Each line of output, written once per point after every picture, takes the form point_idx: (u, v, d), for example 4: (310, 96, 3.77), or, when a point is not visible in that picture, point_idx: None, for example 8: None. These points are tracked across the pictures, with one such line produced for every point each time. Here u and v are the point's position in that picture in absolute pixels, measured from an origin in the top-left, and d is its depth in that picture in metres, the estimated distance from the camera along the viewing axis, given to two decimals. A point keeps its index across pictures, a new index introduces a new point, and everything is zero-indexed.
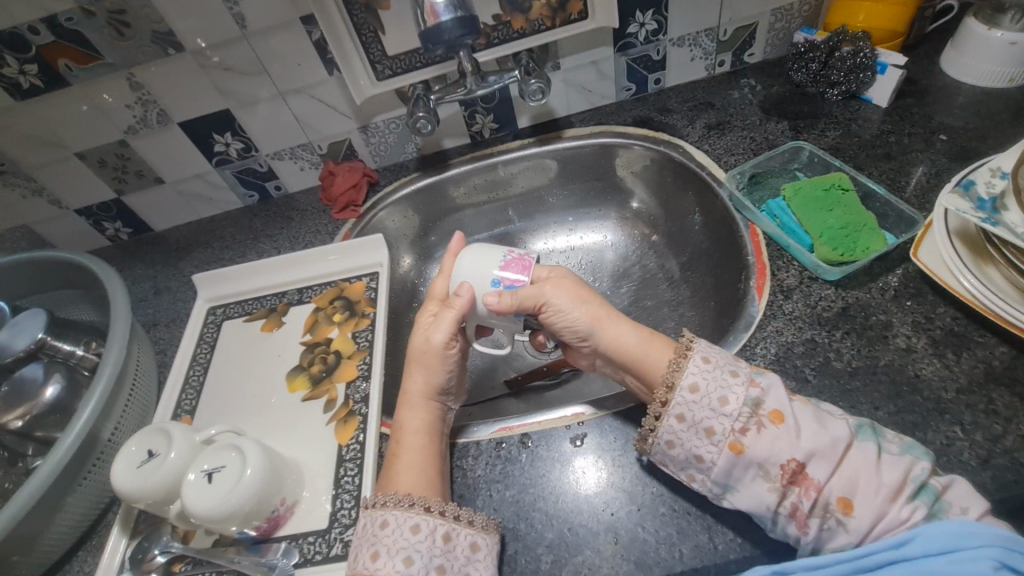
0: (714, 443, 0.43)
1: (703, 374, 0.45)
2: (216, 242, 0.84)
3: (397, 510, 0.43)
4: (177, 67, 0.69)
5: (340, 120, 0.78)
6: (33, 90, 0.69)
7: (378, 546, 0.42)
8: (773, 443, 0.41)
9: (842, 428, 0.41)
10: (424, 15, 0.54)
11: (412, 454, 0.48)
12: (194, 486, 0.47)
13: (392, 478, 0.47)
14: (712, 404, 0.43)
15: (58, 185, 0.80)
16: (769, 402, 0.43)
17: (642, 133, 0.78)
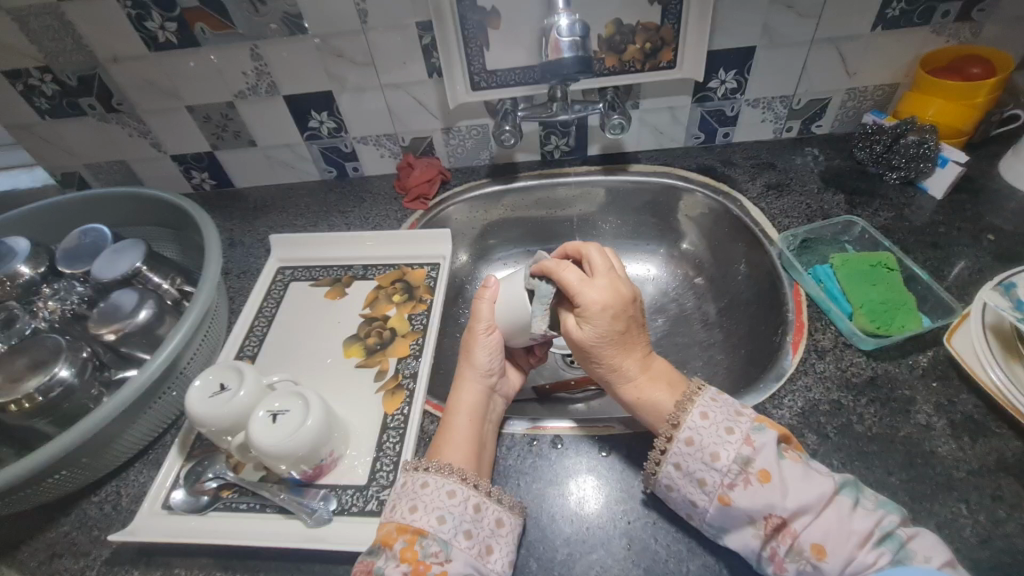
0: (705, 492, 0.46)
1: (715, 407, 0.48)
2: (291, 208, 0.90)
3: (438, 475, 0.49)
4: (297, 46, 0.76)
5: (428, 118, 0.84)
6: (166, 45, 0.76)
7: (417, 500, 0.48)
8: (757, 496, 0.44)
9: (827, 484, 0.44)
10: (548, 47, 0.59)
11: (461, 433, 0.54)
12: (261, 422, 0.52)
13: (442, 449, 0.52)
14: (705, 457, 0.46)
15: (163, 131, 0.87)
16: (757, 461, 0.45)
17: (704, 181, 0.83)
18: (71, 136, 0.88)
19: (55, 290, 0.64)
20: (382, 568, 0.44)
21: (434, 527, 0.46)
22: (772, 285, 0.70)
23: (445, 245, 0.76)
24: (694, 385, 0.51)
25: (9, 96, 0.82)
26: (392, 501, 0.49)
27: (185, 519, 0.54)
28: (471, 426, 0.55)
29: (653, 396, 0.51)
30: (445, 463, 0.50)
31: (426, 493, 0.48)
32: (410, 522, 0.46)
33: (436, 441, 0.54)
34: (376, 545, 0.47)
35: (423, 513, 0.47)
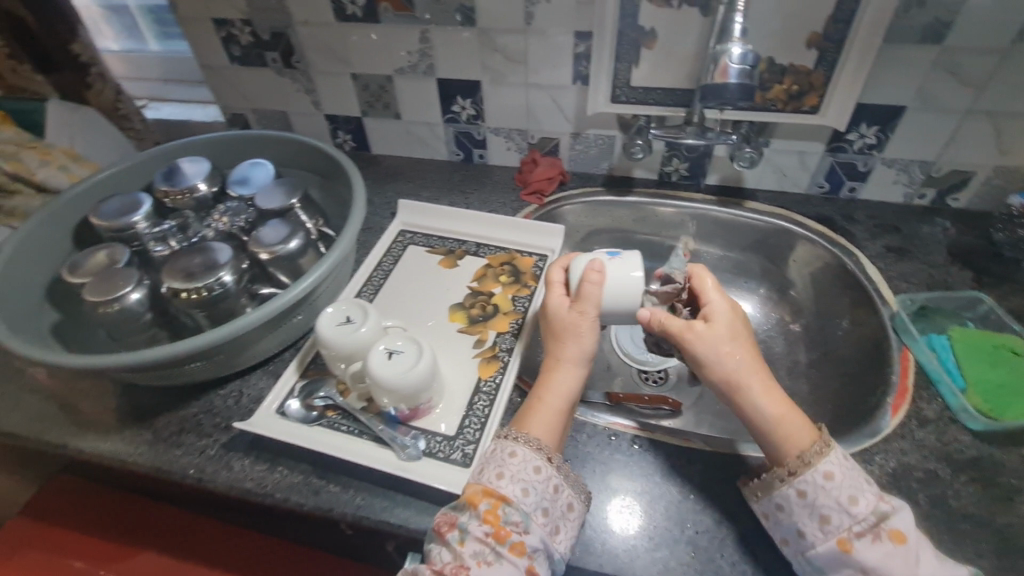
0: (824, 531, 0.47)
1: (841, 468, 0.49)
2: (418, 181, 0.98)
3: (525, 447, 0.52)
4: (462, 36, 0.83)
5: (561, 121, 0.90)
6: (351, 17, 0.85)
7: (506, 469, 0.51)
8: (886, 556, 0.45)
9: (960, 572, 0.46)
10: (715, 71, 0.61)
11: (550, 408, 0.56)
12: (379, 356, 0.58)
13: (527, 420, 0.56)
14: (843, 499, 0.47)
15: (325, 92, 0.97)
16: (895, 520, 0.46)
17: (821, 230, 0.82)
18: (250, 83, 1.00)
19: (225, 209, 0.74)
20: (466, 524, 0.49)
21: (517, 497, 0.49)
22: (878, 345, 0.69)
23: (556, 240, 0.81)
24: (824, 440, 0.50)
25: (212, 40, 0.95)
26: (481, 462, 0.53)
27: (294, 426, 0.61)
28: (561, 407, 0.57)
29: (788, 427, 0.51)
30: (531, 436, 0.54)
31: (513, 464, 0.51)
32: (496, 488, 0.50)
33: (524, 410, 0.57)
34: (460, 501, 0.51)
35: (509, 482, 0.50)
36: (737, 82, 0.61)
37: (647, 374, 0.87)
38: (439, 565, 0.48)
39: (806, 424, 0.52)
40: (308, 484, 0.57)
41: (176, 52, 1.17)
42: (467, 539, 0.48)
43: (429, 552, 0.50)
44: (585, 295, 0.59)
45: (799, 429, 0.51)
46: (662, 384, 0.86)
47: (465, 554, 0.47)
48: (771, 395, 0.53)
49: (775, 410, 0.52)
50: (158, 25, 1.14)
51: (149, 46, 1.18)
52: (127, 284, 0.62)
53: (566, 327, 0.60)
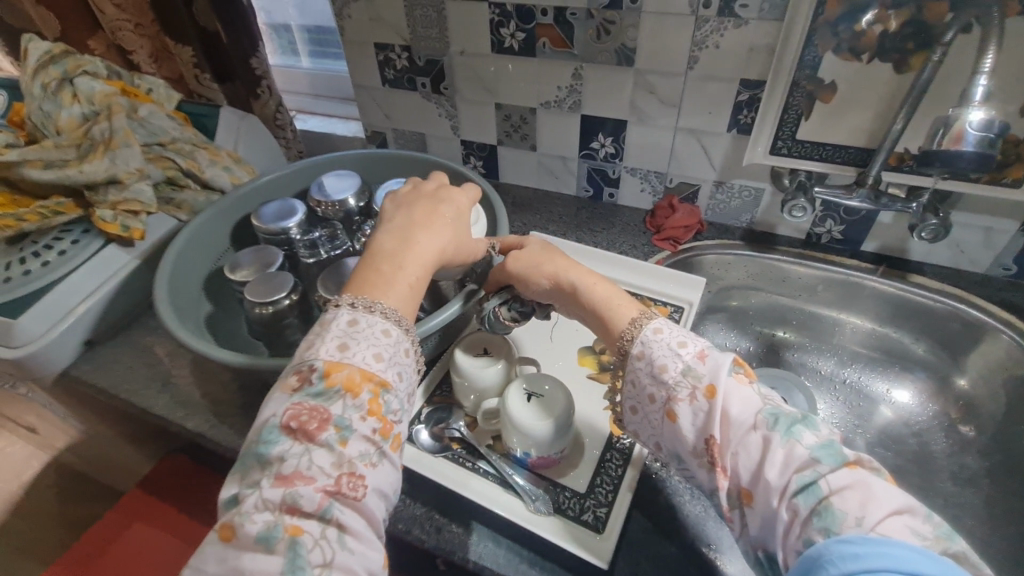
0: (658, 407, 0.47)
1: (656, 344, 0.48)
2: (544, 213, 0.97)
3: (366, 313, 0.48)
4: (616, 75, 0.82)
5: (706, 168, 0.86)
6: (507, 50, 0.87)
7: (381, 350, 0.47)
8: (696, 413, 0.45)
9: (755, 411, 0.43)
10: (947, 138, 0.56)
11: (405, 276, 0.52)
12: (516, 397, 0.56)
13: (373, 286, 0.50)
14: (653, 370, 0.48)
15: (465, 118, 1.00)
16: (706, 375, 0.45)
17: (1007, 320, 0.72)
18: (395, 104, 1.04)
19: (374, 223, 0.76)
20: (346, 420, 0.43)
21: (396, 383, 0.47)
22: None
23: (696, 293, 0.76)
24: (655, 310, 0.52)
25: (369, 62, 1.00)
26: (334, 339, 0.46)
27: (421, 456, 0.59)
28: (418, 281, 0.52)
29: (615, 304, 0.53)
30: (389, 306, 0.49)
31: (388, 344, 0.48)
32: (374, 372, 0.45)
33: (362, 273, 0.52)
34: (330, 391, 0.44)
35: (387, 365, 0.47)
36: (973, 150, 0.55)
37: None
38: (323, 477, 0.41)
39: (629, 299, 0.53)
40: (430, 519, 0.56)
41: (326, 69, 1.25)
42: (350, 439, 0.43)
43: (293, 458, 0.41)
44: (461, 199, 0.62)
45: (619, 304, 0.53)
46: None
47: (350, 456, 0.42)
48: (590, 276, 0.55)
49: (587, 283, 0.54)
50: (315, 43, 1.23)
51: (303, 63, 1.28)
52: (283, 288, 0.64)
53: (436, 208, 0.59)
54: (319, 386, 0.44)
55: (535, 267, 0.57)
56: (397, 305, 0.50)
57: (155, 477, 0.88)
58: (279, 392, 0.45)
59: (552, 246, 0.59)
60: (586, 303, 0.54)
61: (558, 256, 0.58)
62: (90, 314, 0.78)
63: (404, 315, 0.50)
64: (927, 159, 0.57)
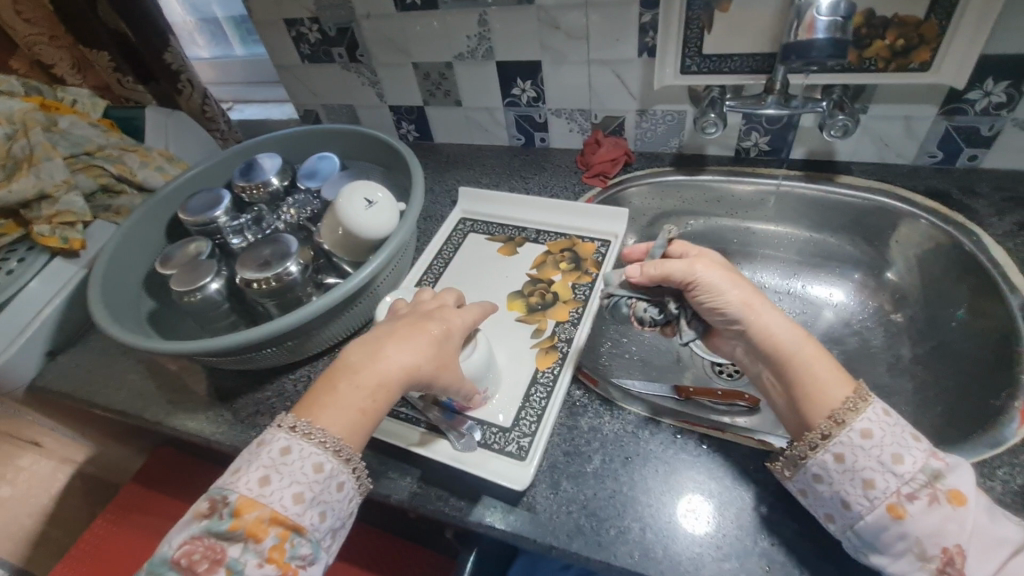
0: (869, 497, 0.44)
1: (881, 424, 0.45)
2: (478, 168, 0.97)
3: (305, 441, 0.47)
4: (520, 15, 0.81)
5: (626, 98, 0.84)
6: (410, 6, 0.85)
7: (304, 489, 0.46)
8: (942, 518, 0.42)
9: (1016, 530, 0.43)
10: (800, 29, 0.54)
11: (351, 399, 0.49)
12: None
13: (317, 406, 0.48)
14: (885, 458, 0.44)
15: (388, 82, 0.99)
16: (949, 479, 0.43)
17: (931, 206, 0.72)
18: (319, 79, 1.04)
19: (295, 199, 0.77)
20: (240, 564, 0.42)
21: (313, 525, 0.46)
22: (1006, 339, 0.58)
23: (621, 224, 0.77)
24: (864, 390, 0.47)
25: (283, 40, 0.99)
26: (260, 469, 0.46)
27: None
28: (369, 406, 0.49)
29: (827, 372, 0.48)
30: (326, 435, 0.47)
31: (314, 481, 0.46)
32: (288, 516, 0.44)
33: (319, 387, 0.50)
34: (232, 532, 0.43)
35: (306, 506, 0.46)
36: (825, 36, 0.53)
37: (720, 367, 0.83)
38: None
39: (837, 370, 0.48)
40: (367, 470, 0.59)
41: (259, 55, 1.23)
42: None
43: None
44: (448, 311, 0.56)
45: (834, 379, 0.48)
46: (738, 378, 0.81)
47: None
48: (797, 335, 0.51)
49: (799, 337, 0.50)
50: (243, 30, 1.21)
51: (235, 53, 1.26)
52: (208, 274, 0.66)
53: (423, 321, 0.54)
54: (225, 525, 0.43)
55: (718, 295, 0.54)
56: (338, 433, 0.47)
57: (148, 466, 0.94)
58: (192, 517, 0.45)
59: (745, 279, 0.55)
60: (788, 366, 0.49)
61: (755, 289, 0.54)
62: (45, 325, 0.81)
63: (345, 442, 0.48)
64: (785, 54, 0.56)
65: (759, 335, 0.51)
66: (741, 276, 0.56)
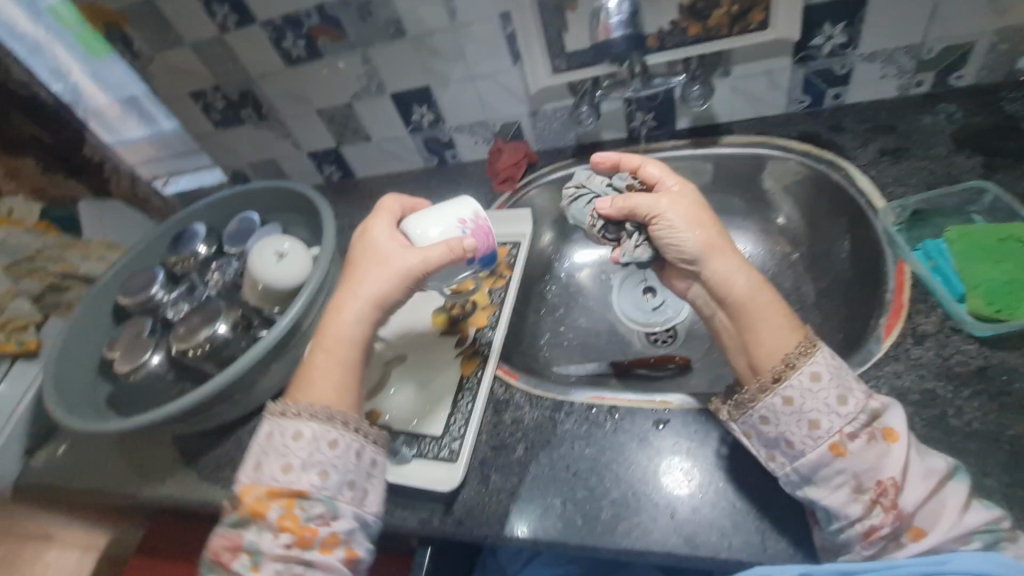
0: (813, 436, 0.46)
1: (829, 367, 0.48)
2: (399, 194, 1.02)
3: (285, 416, 0.54)
4: (398, 49, 0.85)
5: (515, 104, 0.89)
6: (298, 59, 0.90)
7: (290, 460, 0.52)
8: (875, 453, 0.44)
9: (943, 463, 0.45)
10: None
11: (320, 367, 0.56)
12: None
13: (304, 386, 0.56)
14: (830, 400, 0.46)
15: (300, 131, 1.03)
16: (884, 419, 0.46)
17: (804, 149, 0.76)
18: (237, 141, 1.08)
19: (219, 264, 0.82)
20: (257, 544, 0.49)
21: (315, 485, 0.51)
22: (873, 261, 0.62)
23: (527, 224, 0.81)
24: (813, 337, 0.50)
25: (193, 112, 1.03)
26: (252, 461, 0.54)
27: None
28: (340, 364, 0.56)
29: (775, 328, 0.50)
30: (304, 407, 0.54)
31: (299, 450, 0.52)
32: (280, 488, 0.51)
33: (302, 368, 0.57)
34: (239, 515, 0.51)
35: (299, 473, 0.51)
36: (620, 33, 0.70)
37: (655, 335, 0.87)
38: None
39: (790, 321, 0.51)
40: None
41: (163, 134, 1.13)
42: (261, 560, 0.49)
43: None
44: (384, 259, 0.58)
45: (783, 329, 0.50)
46: (672, 342, 0.86)
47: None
48: (751, 278, 0.53)
49: (750, 286, 0.52)
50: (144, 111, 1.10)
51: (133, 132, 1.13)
52: (147, 351, 0.73)
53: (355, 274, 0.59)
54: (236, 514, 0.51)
55: (680, 238, 0.55)
56: (325, 403, 0.55)
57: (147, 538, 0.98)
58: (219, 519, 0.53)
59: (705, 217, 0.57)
60: (745, 312, 0.52)
61: (714, 228, 0.56)
62: (17, 426, 0.86)
63: (335, 408, 0.55)
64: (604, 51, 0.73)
65: (719, 280, 0.54)
66: (705, 212, 0.57)
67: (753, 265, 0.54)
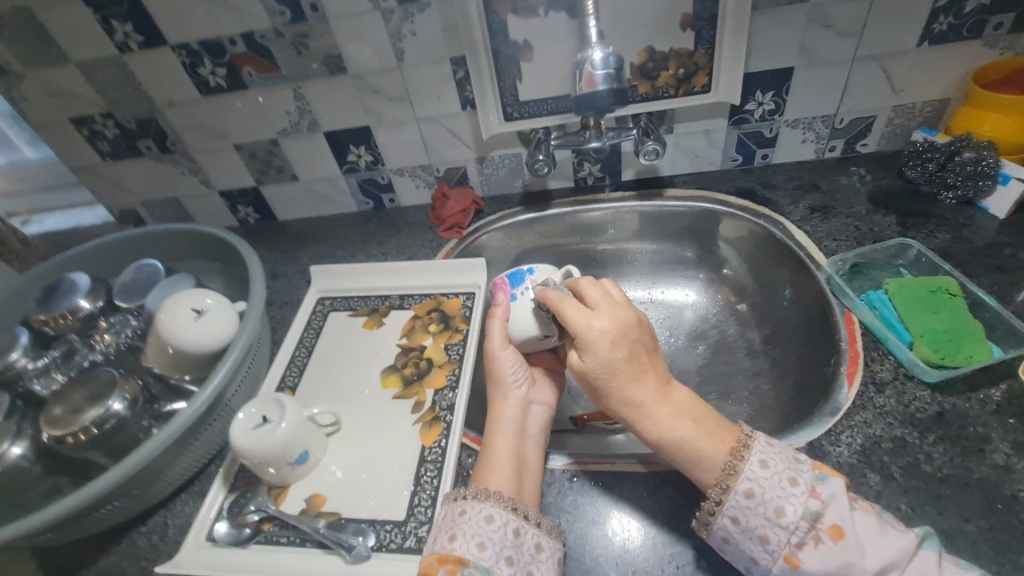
0: (769, 550, 0.44)
1: (760, 480, 0.45)
2: (331, 239, 0.93)
3: (474, 501, 0.48)
4: (337, 85, 0.79)
5: (462, 149, 0.86)
6: (216, 89, 0.80)
7: (484, 538, 0.45)
8: (831, 557, 0.42)
9: (908, 537, 0.43)
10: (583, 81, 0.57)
11: (501, 456, 0.53)
12: (243, 425, 0.56)
13: (488, 477, 0.51)
14: (769, 513, 0.44)
15: (212, 168, 0.91)
16: (828, 516, 0.43)
17: (743, 205, 0.81)
18: (129, 176, 0.93)
19: (109, 324, 0.67)
20: None
21: (474, 554, 0.44)
22: (821, 311, 0.66)
23: (482, 274, 0.77)
24: (743, 438, 0.47)
25: (74, 142, 0.87)
26: (444, 533, 0.47)
27: (228, 552, 0.54)
28: (512, 454, 0.53)
29: (695, 454, 0.48)
30: (499, 495, 0.48)
31: (490, 531, 0.46)
32: (448, 552, 0.44)
33: (487, 459, 0.53)
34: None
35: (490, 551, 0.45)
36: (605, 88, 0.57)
37: None
38: None
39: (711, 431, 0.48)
40: None
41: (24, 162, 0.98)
42: None
43: None
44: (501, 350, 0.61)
45: (703, 445, 0.48)
46: None
47: None
48: (687, 423, 0.49)
49: (664, 430, 0.49)
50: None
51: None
52: (4, 440, 0.56)
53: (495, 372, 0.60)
54: None
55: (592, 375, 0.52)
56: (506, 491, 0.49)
57: None
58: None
59: (622, 357, 0.51)
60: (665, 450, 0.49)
61: (635, 368, 0.51)
62: None
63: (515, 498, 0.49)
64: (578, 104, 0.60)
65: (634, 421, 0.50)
66: (630, 349, 0.51)
67: (668, 401, 0.50)
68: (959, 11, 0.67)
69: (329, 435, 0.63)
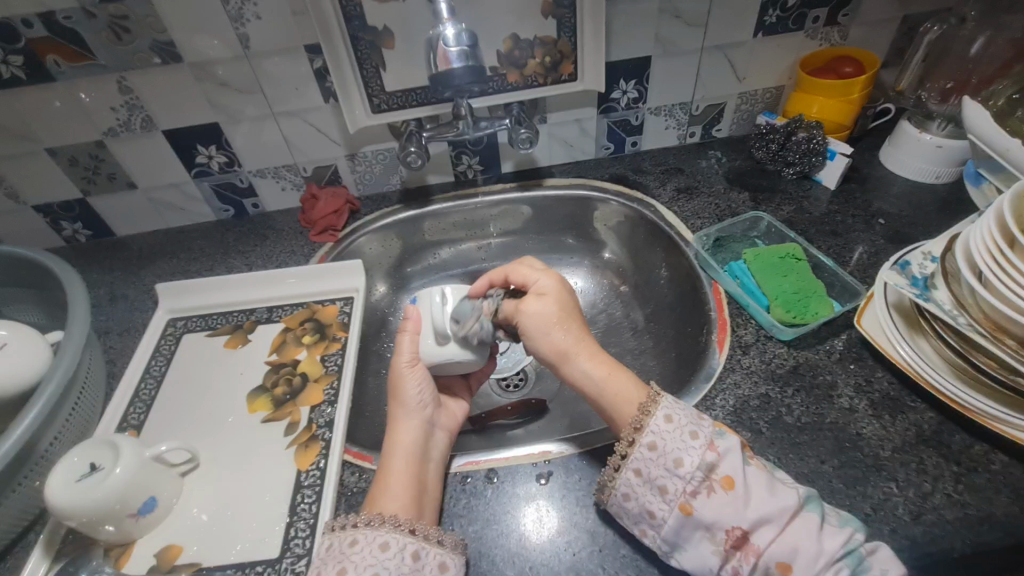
0: (667, 501, 0.44)
1: (664, 434, 0.46)
2: (183, 253, 0.82)
3: (368, 529, 0.44)
4: (172, 77, 0.69)
5: (329, 146, 0.80)
6: (12, 81, 0.66)
7: (379, 569, 0.41)
8: (722, 507, 0.42)
9: (790, 497, 0.43)
10: (437, 59, 0.56)
11: (397, 477, 0.49)
12: (64, 477, 0.46)
13: (380, 501, 0.48)
14: (668, 463, 0.45)
15: (18, 178, 0.76)
16: (722, 467, 0.44)
17: (617, 190, 0.83)
18: None
19: None
20: None
21: None
22: (692, 285, 0.70)
23: (358, 277, 0.71)
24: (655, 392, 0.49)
25: None
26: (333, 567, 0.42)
27: None
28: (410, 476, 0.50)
29: (622, 394, 0.50)
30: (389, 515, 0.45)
31: (387, 562, 0.42)
32: None
33: (377, 487, 0.50)
34: None
35: None
36: (461, 65, 0.55)
37: (505, 381, 0.82)
38: None
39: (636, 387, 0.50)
40: None
41: None
42: None
43: None
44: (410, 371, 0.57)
45: (626, 391, 0.50)
46: (522, 388, 0.81)
47: None
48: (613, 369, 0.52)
49: (604, 376, 0.51)
50: None
51: None
52: None
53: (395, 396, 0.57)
54: None
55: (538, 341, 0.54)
56: (398, 511, 0.46)
57: None
58: None
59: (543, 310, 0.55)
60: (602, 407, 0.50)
61: (565, 328, 0.54)
62: None
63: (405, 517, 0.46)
64: (435, 84, 0.57)
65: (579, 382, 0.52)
66: (566, 308, 0.55)
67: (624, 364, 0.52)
68: (784, 5, 0.74)
69: (183, 474, 0.54)
